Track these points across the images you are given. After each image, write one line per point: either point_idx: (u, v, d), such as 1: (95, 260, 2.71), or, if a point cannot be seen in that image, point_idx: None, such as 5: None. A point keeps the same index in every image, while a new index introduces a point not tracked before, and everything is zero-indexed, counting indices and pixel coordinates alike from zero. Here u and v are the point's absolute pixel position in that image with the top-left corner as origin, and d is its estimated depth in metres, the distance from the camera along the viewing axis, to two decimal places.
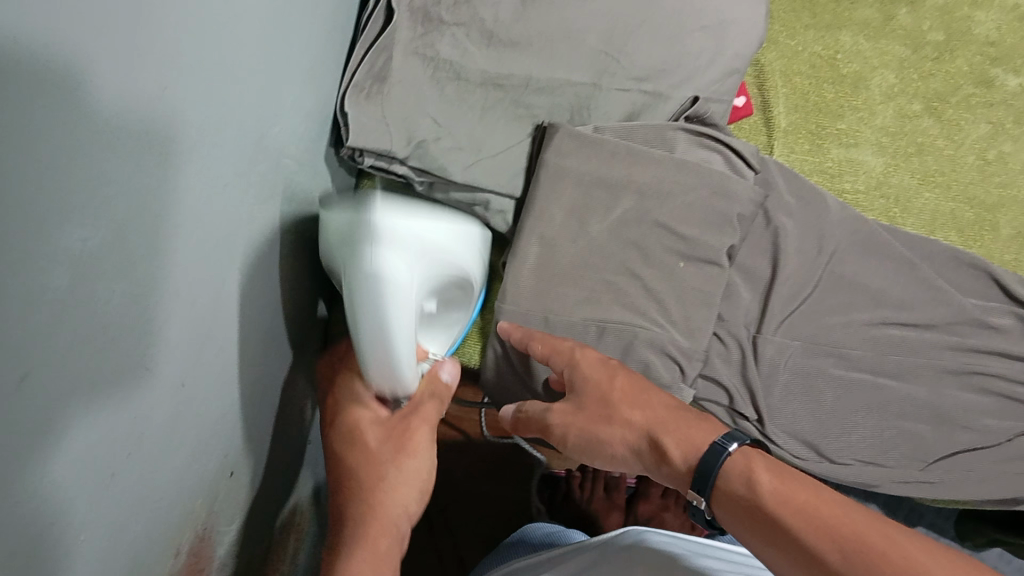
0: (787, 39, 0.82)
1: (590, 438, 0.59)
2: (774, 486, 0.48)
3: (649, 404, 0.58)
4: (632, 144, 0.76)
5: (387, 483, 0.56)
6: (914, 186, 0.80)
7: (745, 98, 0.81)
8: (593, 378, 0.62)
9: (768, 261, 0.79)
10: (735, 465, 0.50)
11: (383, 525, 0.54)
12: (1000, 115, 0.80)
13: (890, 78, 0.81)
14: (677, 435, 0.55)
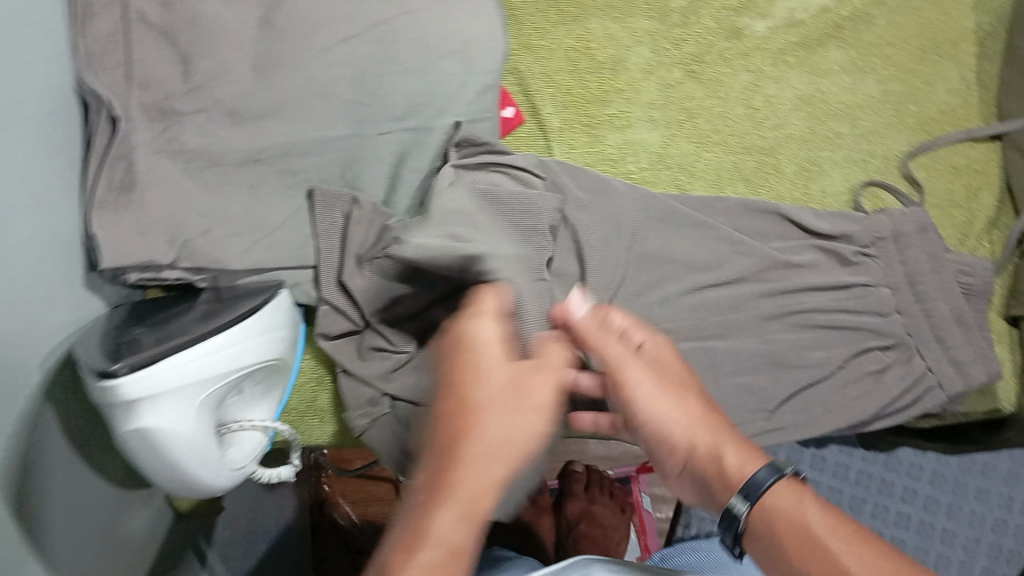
0: (541, 42, 0.83)
1: (648, 410, 0.56)
2: (825, 523, 0.49)
3: (690, 401, 0.56)
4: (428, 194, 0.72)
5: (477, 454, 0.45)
6: (693, 150, 0.82)
7: (513, 107, 0.81)
8: (644, 372, 0.57)
9: (574, 257, 0.77)
10: (786, 502, 0.51)
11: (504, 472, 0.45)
12: (758, 61, 0.83)
13: (645, 53, 0.83)
14: (744, 452, 0.53)
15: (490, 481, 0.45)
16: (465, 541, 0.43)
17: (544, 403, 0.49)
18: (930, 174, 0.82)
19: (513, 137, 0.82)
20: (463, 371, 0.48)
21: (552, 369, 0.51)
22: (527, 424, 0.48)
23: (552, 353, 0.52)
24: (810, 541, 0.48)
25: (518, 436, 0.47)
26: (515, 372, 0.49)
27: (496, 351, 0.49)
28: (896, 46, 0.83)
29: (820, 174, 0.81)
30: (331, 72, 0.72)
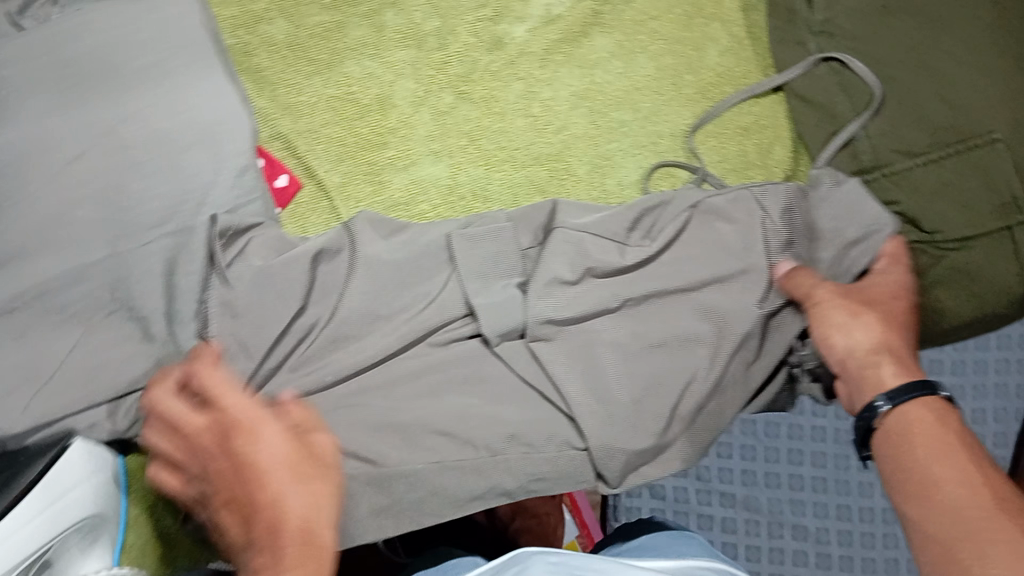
0: (298, 98, 0.78)
1: (826, 322, 0.68)
2: (935, 433, 0.60)
3: (872, 325, 0.67)
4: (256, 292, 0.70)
5: (292, 497, 0.55)
6: (483, 173, 0.79)
7: (286, 175, 0.76)
8: (878, 291, 0.71)
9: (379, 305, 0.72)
10: (924, 413, 0.62)
11: (306, 546, 0.53)
12: (526, 67, 0.80)
13: (410, 85, 0.79)
14: (898, 371, 0.65)
15: (319, 552, 0.53)
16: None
17: (301, 480, 0.56)
18: (719, 140, 0.80)
19: (294, 208, 0.77)
20: (240, 434, 0.56)
21: (303, 449, 0.58)
22: (303, 502, 0.55)
23: (318, 440, 0.58)
24: (949, 439, 0.60)
25: (292, 519, 0.54)
26: (293, 466, 0.56)
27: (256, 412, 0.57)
28: (660, 19, 0.81)
29: (613, 167, 0.80)
30: (67, 197, 0.66)
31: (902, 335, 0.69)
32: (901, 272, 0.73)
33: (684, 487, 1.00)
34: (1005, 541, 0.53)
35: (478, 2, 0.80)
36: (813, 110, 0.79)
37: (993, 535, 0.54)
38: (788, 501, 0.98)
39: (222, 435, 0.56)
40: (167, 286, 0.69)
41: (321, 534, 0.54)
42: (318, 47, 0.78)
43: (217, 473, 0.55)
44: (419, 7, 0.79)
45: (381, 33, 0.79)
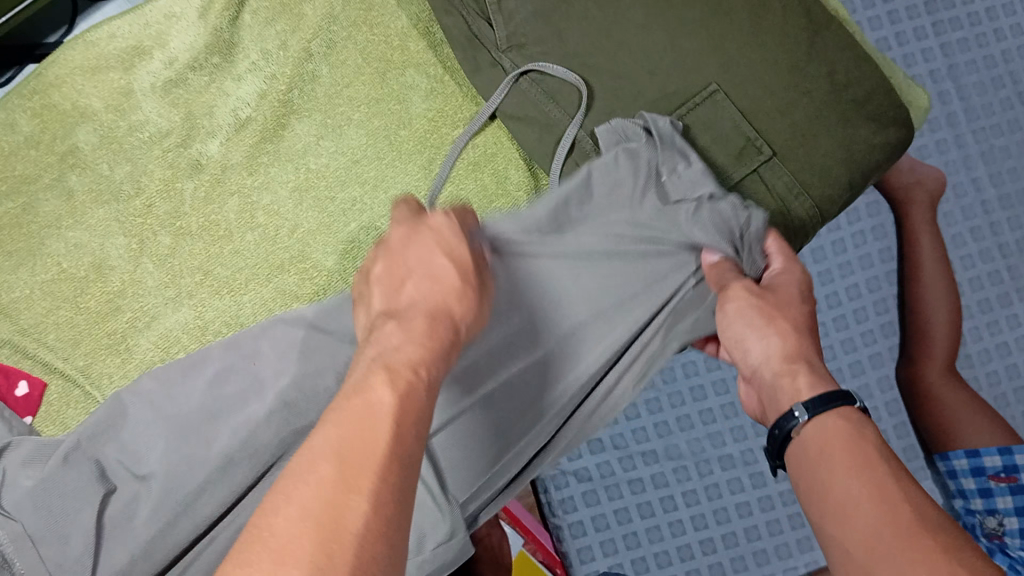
0: (11, 297, 0.73)
1: (741, 327, 0.66)
2: (853, 451, 0.56)
3: (788, 331, 0.64)
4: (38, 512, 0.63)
5: (429, 297, 0.51)
6: (230, 302, 0.75)
7: (24, 380, 0.72)
8: (786, 296, 0.67)
9: (167, 478, 0.66)
10: (840, 423, 0.58)
11: (411, 374, 0.44)
12: (236, 179, 0.76)
13: (121, 241, 0.75)
14: (813, 381, 0.61)
15: (448, 338, 0.49)
16: (351, 465, 0.37)
17: (459, 284, 0.52)
18: (456, 182, 0.78)
19: (46, 410, 0.72)
20: (404, 255, 0.54)
21: (465, 270, 0.54)
22: (434, 297, 0.51)
23: (472, 275, 0.54)
24: (869, 447, 0.56)
25: (438, 300, 0.51)
26: (460, 275, 0.53)
27: (441, 237, 0.55)
28: (352, 85, 0.79)
29: (360, 249, 0.76)
30: None
31: (811, 339, 0.65)
32: (804, 282, 0.70)
33: (607, 462, 1.10)
34: (925, 560, 0.47)
35: (160, 133, 0.76)
36: (529, 126, 0.77)
37: (913, 554, 0.48)
38: (707, 437, 1.10)
39: (398, 245, 0.55)
40: None
41: (446, 340, 0.48)
42: (13, 237, 0.74)
43: (401, 249, 0.54)
44: (103, 157, 0.75)
45: (72, 200, 0.75)
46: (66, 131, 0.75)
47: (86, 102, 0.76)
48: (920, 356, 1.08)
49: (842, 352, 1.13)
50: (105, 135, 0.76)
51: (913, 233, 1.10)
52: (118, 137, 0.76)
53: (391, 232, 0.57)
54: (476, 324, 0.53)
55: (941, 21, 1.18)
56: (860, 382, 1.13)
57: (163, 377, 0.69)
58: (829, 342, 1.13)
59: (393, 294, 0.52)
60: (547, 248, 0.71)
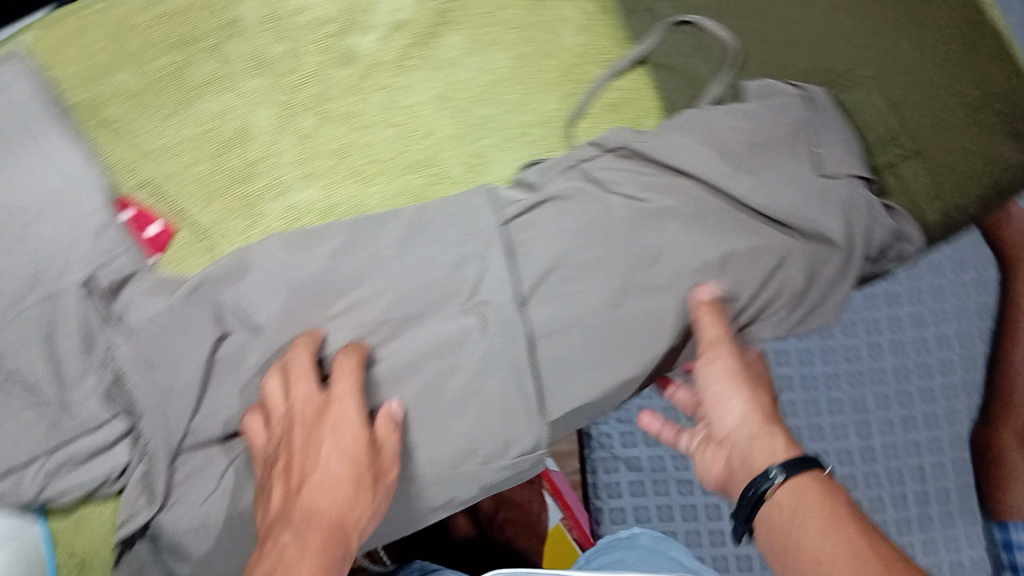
0: (158, 143, 0.77)
1: (718, 394, 0.66)
2: (820, 516, 0.56)
3: (765, 408, 0.64)
4: (163, 338, 0.72)
5: (308, 492, 0.56)
6: (358, 189, 0.79)
7: (157, 222, 0.76)
8: (759, 377, 0.68)
9: (274, 332, 0.73)
10: (812, 485, 0.58)
11: (339, 534, 0.55)
12: (383, 77, 0.79)
13: (268, 113, 0.78)
14: (791, 441, 0.61)
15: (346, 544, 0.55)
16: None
17: (358, 483, 0.58)
18: (596, 119, 0.80)
19: (171, 251, 0.76)
20: (292, 460, 0.60)
21: (366, 465, 0.60)
22: (335, 500, 0.56)
23: (365, 462, 0.60)
24: (842, 505, 0.56)
25: (337, 507, 0.56)
26: (357, 473, 0.59)
27: (349, 429, 0.60)
28: (510, 8, 0.81)
29: (487, 165, 0.80)
30: None
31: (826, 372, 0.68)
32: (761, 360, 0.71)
33: (659, 457, 1.04)
34: None
35: (321, 20, 0.79)
36: (675, 76, 0.80)
37: None
38: None
39: (304, 443, 0.59)
40: (48, 349, 0.70)
41: (346, 539, 0.55)
42: (168, 90, 0.78)
43: (288, 454, 0.60)
44: (264, 32, 0.79)
45: (229, 66, 0.79)
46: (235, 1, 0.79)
47: None
48: (999, 408, 0.99)
49: (920, 399, 1.01)
50: (270, 12, 0.79)
51: (1015, 266, 1.04)
52: (282, 16, 0.79)
53: (297, 429, 0.61)
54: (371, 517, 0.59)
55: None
56: (931, 437, 1.00)
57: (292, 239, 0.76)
58: (908, 388, 1.01)
59: (292, 486, 0.58)
60: (668, 189, 0.76)
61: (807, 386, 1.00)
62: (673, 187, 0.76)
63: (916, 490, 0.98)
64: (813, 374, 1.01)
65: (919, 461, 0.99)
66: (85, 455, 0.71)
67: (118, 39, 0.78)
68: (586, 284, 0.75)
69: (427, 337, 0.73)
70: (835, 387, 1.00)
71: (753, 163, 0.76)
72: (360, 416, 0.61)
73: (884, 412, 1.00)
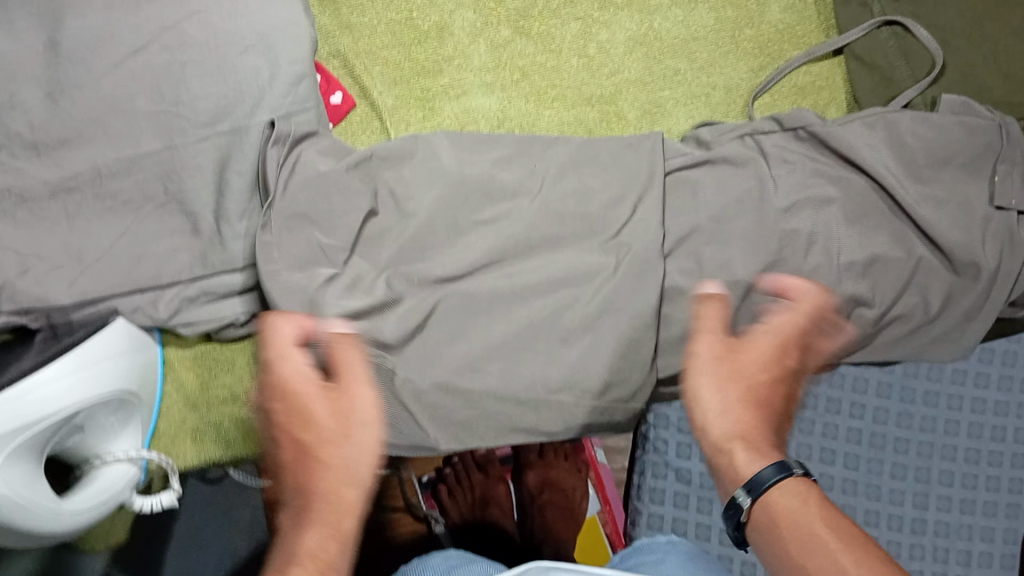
0: (359, 20, 0.80)
1: (690, 386, 0.58)
2: (798, 532, 0.51)
3: (729, 403, 0.57)
4: (320, 196, 0.71)
5: (314, 481, 0.51)
6: (533, 109, 0.80)
7: (341, 91, 0.78)
8: (751, 359, 0.58)
9: (424, 217, 0.72)
10: (789, 499, 0.53)
11: (330, 507, 0.50)
12: (584, 8, 0.81)
13: (469, 15, 0.80)
14: (751, 455, 0.55)
15: (345, 508, 0.50)
16: (333, 556, 0.48)
17: (344, 433, 0.52)
18: (774, 97, 0.81)
19: (347, 124, 0.78)
20: (297, 422, 0.52)
21: (339, 411, 0.53)
22: (356, 459, 0.52)
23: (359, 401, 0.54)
24: (820, 515, 0.51)
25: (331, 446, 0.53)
26: (343, 428, 0.52)
27: (312, 402, 0.53)
28: None
29: (663, 116, 0.80)
30: (128, 86, 0.69)
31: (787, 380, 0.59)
32: (790, 321, 0.60)
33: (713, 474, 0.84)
34: None
35: None
36: (871, 74, 0.79)
37: None
38: None
39: (286, 417, 0.53)
40: (216, 180, 0.71)
41: (350, 497, 0.51)
42: None
43: (276, 412, 0.54)
44: None
45: None
46: None
47: None
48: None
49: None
50: None
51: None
52: None
53: (280, 399, 0.54)
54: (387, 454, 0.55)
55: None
56: (1012, 498, 0.81)
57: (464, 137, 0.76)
58: None
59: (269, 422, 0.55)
60: (836, 178, 0.75)
61: (907, 424, 0.81)
62: (847, 176, 0.75)
63: (981, 552, 0.80)
64: (911, 414, 0.82)
65: (992, 523, 0.81)
66: (222, 291, 0.72)
67: None
68: (742, 249, 0.72)
69: (573, 262, 0.71)
70: (928, 428, 0.82)
71: (932, 177, 0.75)
72: (311, 378, 0.54)
73: (970, 464, 0.81)
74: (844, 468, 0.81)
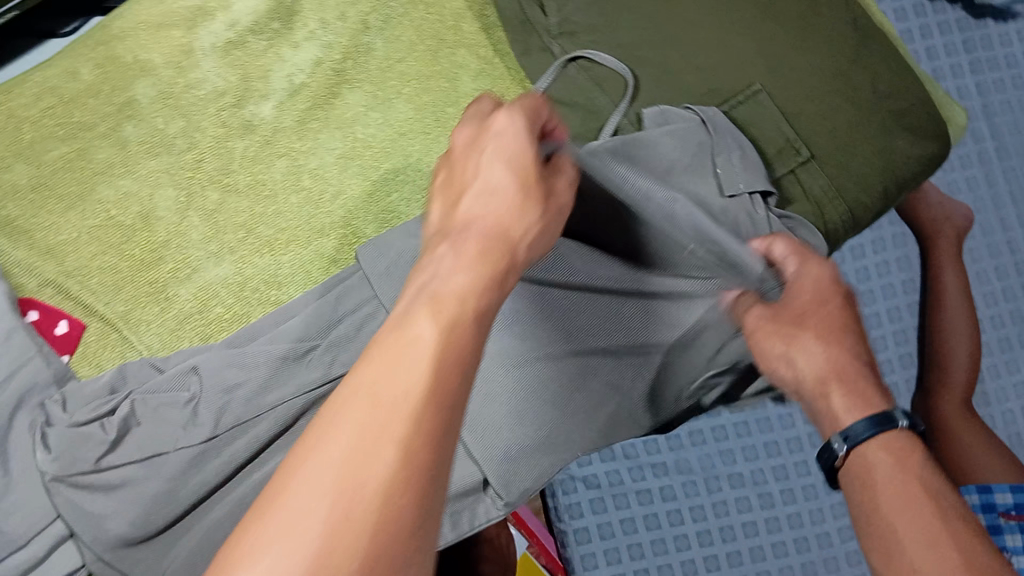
0: (58, 239, 0.75)
1: (770, 358, 0.64)
2: (897, 482, 0.56)
3: (807, 350, 0.63)
4: (83, 440, 0.67)
5: (452, 266, 0.46)
6: (270, 260, 0.77)
7: (65, 320, 0.73)
8: (805, 295, 0.65)
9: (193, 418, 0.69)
10: (882, 458, 0.58)
11: (467, 308, 0.43)
12: (284, 143, 0.78)
13: (170, 192, 0.77)
14: (849, 399, 0.61)
15: (485, 298, 0.45)
16: (428, 373, 0.39)
17: (497, 237, 0.49)
18: None
19: (83, 350, 0.74)
20: (463, 186, 0.53)
21: (535, 183, 0.53)
22: (473, 257, 0.46)
23: (496, 199, 0.51)
24: (920, 464, 0.57)
25: (505, 198, 0.51)
26: (504, 245, 0.49)
27: (510, 145, 0.53)
28: (405, 61, 0.81)
29: (400, 219, 0.79)
30: None
31: (845, 335, 0.64)
32: (816, 269, 0.66)
33: (616, 471, 1.01)
34: None
35: (217, 92, 0.78)
36: (575, 111, 0.80)
37: None
38: (718, 453, 1.01)
39: (467, 156, 0.54)
40: None
41: (447, 335, 0.41)
42: (65, 179, 0.76)
43: (454, 170, 0.55)
44: (158, 112, 0.78)
45: (125, 150, 0.77)
46: (125, 83, 0.78)
47: (149, 56, 0.78)
48: (937, 385, 0.99)
49: None
50: (164, 90, 0.78)
51: (937, 261, 1.03)
52: (176, 94, 0.78)
53: (461, 136, 0.56)
54: (536, 247, 0.52)
55: (972, 40, 1.11)
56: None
57: (210, 323, 0.75)
58: None
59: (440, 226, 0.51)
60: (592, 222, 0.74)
61: None
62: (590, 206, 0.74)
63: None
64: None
65: None
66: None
67: (9, 135, 0.77)
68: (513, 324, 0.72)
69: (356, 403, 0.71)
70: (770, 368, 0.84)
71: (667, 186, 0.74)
72: (513, 161, 0.52)
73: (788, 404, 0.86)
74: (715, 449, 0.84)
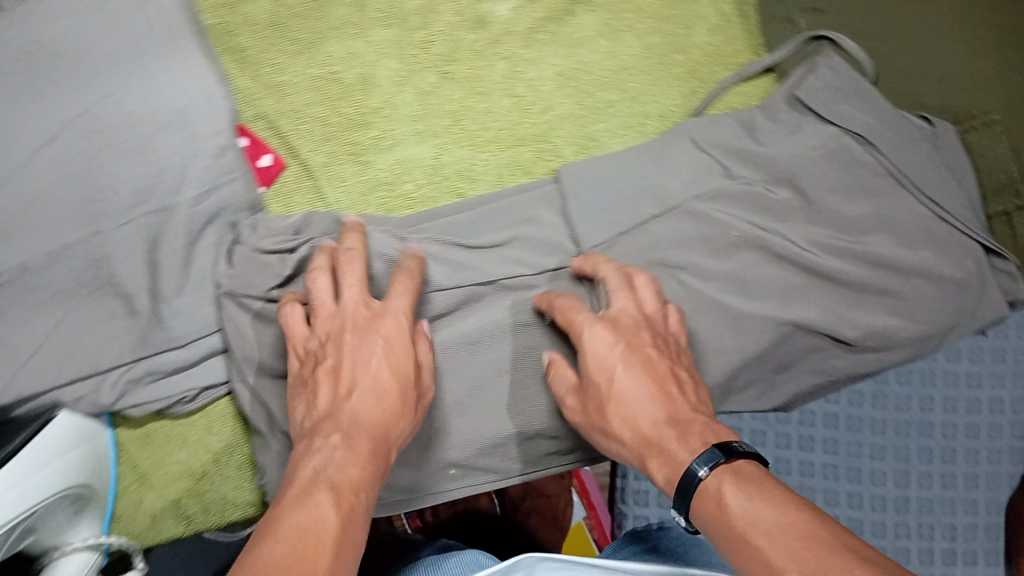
0: (281, 79, 0.78)
1: (588, 427, 0.63)
2: (744, 503, 0.48)
3: (626, 417, 0.58)
4: (269, 269, 0.71)
5: (363, 412, 0.55)
6: (468, 153, 0.79)
7: (269, 154, 0.77)
8: (620, 401, 0.59)
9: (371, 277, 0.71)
10: (735, 493, 0.49)
11: (378, 448, 0.53)
12: (510, 47, 0.80)
13: (392, 64, 0.79)
14: (665, 469, 0.54)
15: (383, 456, 0.53)
16: (354, 498, 0.48)
17: (394, 399, 0.56)
18: None
19: (278, 187, 0.77)
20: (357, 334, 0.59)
21: (404, 388, 0.58)
22: (375, 414, 0.55)
23: (401, 353, 0.59)
24: (773, 490, 0.48)
25: (373, 421, 0.54)
26: (401, 388, 0.57)
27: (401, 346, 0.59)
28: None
29: (599, 148, 0.79)
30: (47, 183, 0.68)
31: (660, 407, 0.57)
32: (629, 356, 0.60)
33: None
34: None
35: None
36: None
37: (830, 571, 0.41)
38: None
39: (345, 351, 0.58)
40: (149, 263, 0.71)
41: (350, 489, 0.49)
42: (300, 26, 0.79)
43: (331, 333, 0.60)
44: None
45: (362, 13, 0.80)
46: None
47: None
48: None
49: None
50: None
51: None
52: None
53: (329, 325, 0.60)
54: (404, 439, 0.58)
55: None
56: (992, 469, 0.78)
57: (400, 195, 0.78)
58: None
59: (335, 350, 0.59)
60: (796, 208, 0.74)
61: (885, 414, 0.78)
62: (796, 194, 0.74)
63: (965, 525, 0.77)
64: (886, 393, 0.78)
65: (974, 502, 0.77)
66: (167, 369, 0.73)
67: None
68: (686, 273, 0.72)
69: (519, 304, 0.72)
70: (904, 406, 0.78)
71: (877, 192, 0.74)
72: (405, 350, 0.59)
73: (949, 448, 0.78)
74: (823, 477, 0.77)
